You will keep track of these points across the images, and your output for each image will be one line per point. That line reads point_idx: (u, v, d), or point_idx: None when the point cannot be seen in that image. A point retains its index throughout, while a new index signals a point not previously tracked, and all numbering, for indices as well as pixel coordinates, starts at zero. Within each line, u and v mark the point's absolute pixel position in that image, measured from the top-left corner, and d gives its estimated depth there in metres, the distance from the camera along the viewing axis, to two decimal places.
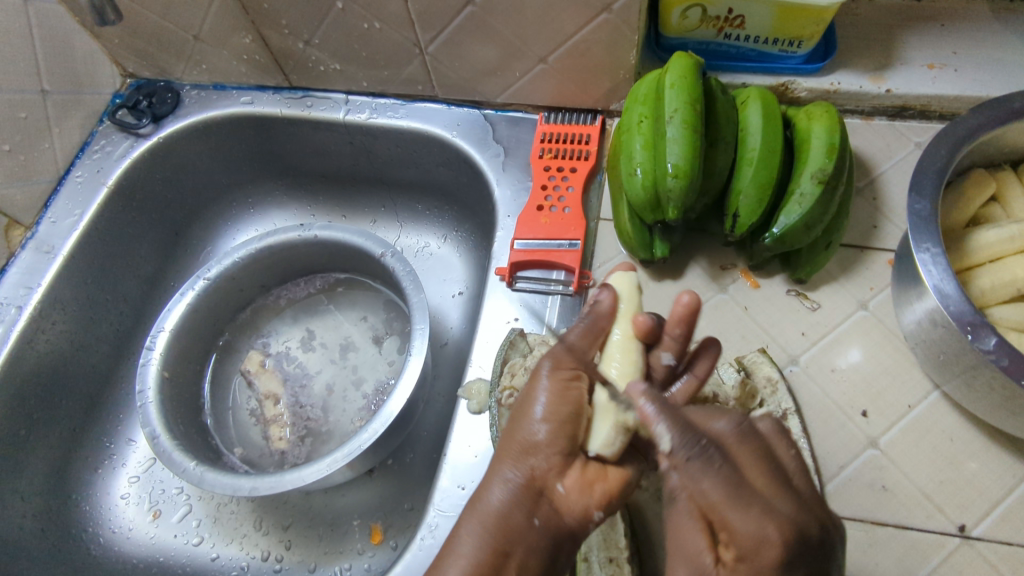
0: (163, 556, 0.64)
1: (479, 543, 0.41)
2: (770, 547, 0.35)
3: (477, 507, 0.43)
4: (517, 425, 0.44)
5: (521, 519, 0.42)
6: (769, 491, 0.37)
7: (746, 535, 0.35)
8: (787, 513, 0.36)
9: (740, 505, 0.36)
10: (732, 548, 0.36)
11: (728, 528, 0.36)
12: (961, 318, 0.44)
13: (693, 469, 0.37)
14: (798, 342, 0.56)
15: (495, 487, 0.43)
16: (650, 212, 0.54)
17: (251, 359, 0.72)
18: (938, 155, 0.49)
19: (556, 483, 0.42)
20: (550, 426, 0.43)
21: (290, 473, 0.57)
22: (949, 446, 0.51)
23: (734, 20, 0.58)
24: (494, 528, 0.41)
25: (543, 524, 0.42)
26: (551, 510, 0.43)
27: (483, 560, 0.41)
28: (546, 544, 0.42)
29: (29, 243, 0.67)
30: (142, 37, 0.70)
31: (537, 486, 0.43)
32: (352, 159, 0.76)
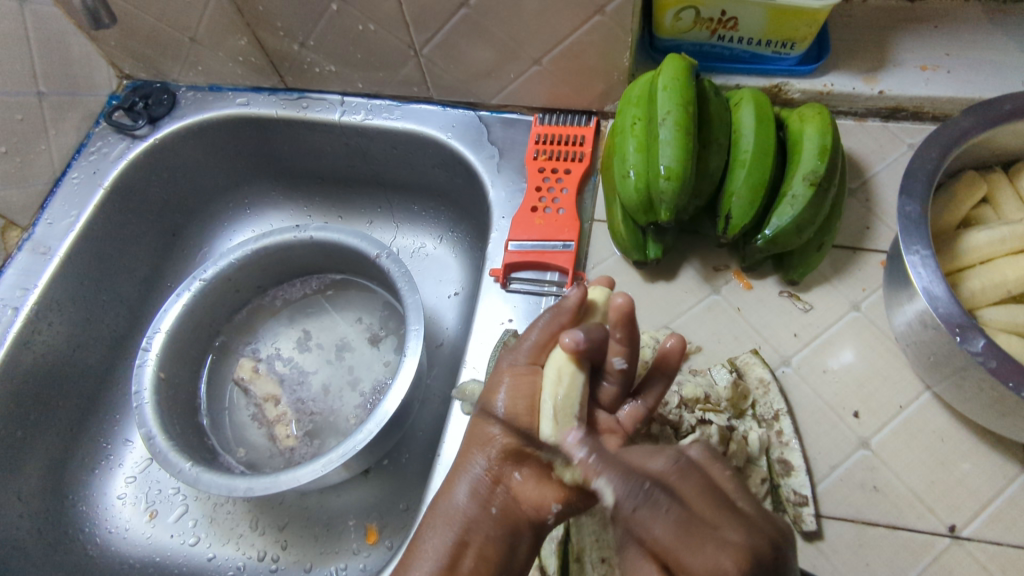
0: (159, 555, 0.65)
1: (438, 536, 0.42)
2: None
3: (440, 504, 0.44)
4: (478, 423, 0.46)
5: (478, 510, 0.43)
6: (715, 524, 0.32)
7: (699, 569, 0.31)
8: (747, 529, 0.32)
9: (694, 544, 0.31)
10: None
11: (682, 570, 0.32)
12: (950, 319, 0.44)
13: (641, 517, 0.33)
14: (790, 343, 0.57)
15: (458, 482, 0.44)
16: (643, 214, 0.54)
17: (243, 367, 0.72)
18: (929, 157, 0.49)
19: (513, 474, 0.43)
20: (506, 420, 0.44)
21: (285, 474, 0.57)
22: (940, 447, 0.51)
23: (727, 22, 0.58)
24: (451, 523, 0.42)
25: (500, 514, 0.42)
26: (511, 500, 0.43)
27: (444, 554, 0.41)
28: (501, 534, 0.42)
29: (26, 244, 0.68)
30: (139, 39, 0.70)
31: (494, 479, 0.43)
32: (347, 160, 0.77)
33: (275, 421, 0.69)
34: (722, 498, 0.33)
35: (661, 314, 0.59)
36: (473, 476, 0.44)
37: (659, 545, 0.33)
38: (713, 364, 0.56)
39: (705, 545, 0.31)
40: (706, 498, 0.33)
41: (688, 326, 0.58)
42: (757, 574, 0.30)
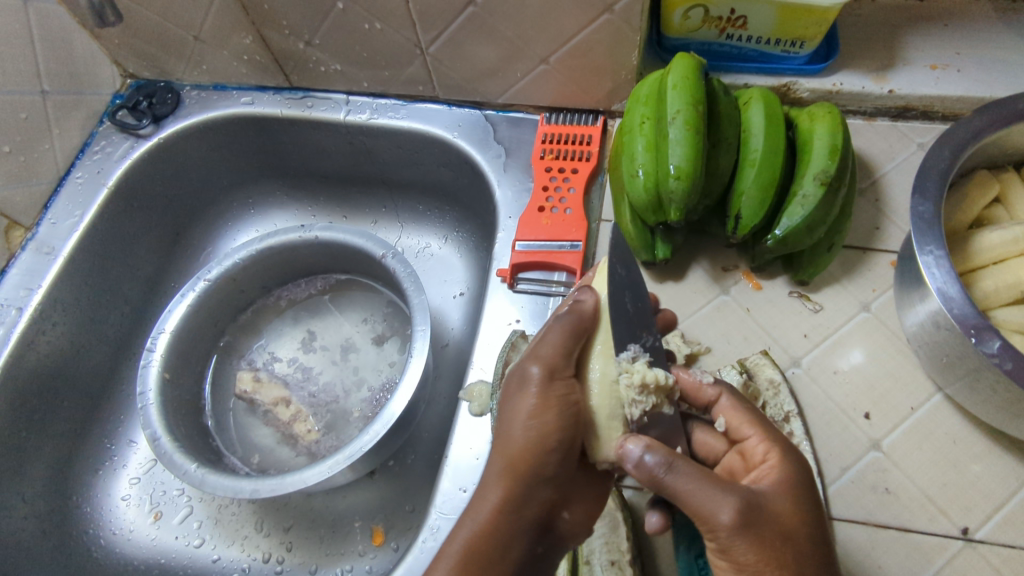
0: (165, 557, 0.64)
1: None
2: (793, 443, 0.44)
3: (474, 541, 0.40)
4: (518, 456, 0.41)
5: (526, 555, 0.42)
6: (764, 422, 0.45)
7: (775, 434, 0.44)
8: (782, 434, 0.44)
9: (762, 421, 0.45)
10: (765, 463, 0.42)
11: (754, 437, 0.44)
12: (965, 321, 0.43)
13: (734, 395, 0.47)
14: (801, 344, 0.56)
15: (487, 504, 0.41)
16: (652, 214, 0.54)
17: (243, 379, 0.70)
18: (941, 157, 0.49)
19: (561, 514, 0.43)
20: (558, 458, 0.41)
21: (292, 475, 0.57)
22: (952, 449, 0.51)
23: (736, 20, 0.58)
24: (492, 565, 0.40)
25: (543, 552, 0.43)
26: (555, 538, 0.43)
27: None
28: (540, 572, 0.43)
29: (30, 244, 0.67)
30: (143, 37, 0.69)
31: (535, 516, 0.42)
32: (352, 159, 0.76)
33: (290, 421, 0.69)
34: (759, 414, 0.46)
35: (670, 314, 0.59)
36: (514, 515, 0.41)
37: (743, 422, 0.45)
38: (722, 366, 0.56)
39: (776, 441, 0.43)
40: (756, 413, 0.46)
41: (696, 327, 0.58)
42: (795, 451, 0.43)
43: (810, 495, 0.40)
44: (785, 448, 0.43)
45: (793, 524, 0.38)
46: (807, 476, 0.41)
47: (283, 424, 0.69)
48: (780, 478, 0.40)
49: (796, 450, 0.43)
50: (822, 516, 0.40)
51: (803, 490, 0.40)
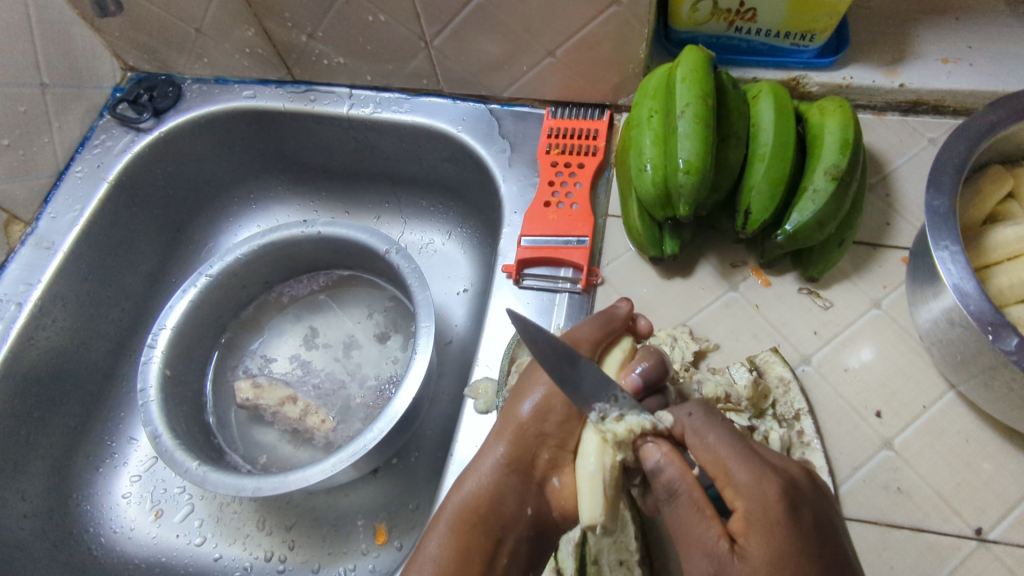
0: (166, 555, 0.64)
1: (468, 529, 0.45)
2: (771, 484, 0.36)
3: (469, 494, 0.46)
4: (521, 398, 0.48)
5: (517, 508, 0.46)
6: (742, 467, 0.37)
7: (746, 482, 0.37)
8: (766, 473, 0.37)
9: (742, 458, 0.38)
10: (737, 513, 0.37)
11: (728, 483, 0.37)
12: (981, 317, 0.42)
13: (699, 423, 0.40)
14: (810, 341, 0.55)
15: (486, 466, 0.47)
16: (660, 209, 0.53)
17: (243, 387, 0.68)
18: (956, 151, 0.48)
19: (553, 477, 0.48)
20: (556, 419, 0.47)
21: (294, 473, 0.56)
22: (965, 448, 0.50)
23: (745, 13, 0.57)
24: (482, 516, 0.45)
25: (533, 514, 0.47)
26: (543, 500, 0.48)
27: (479, 549, 0.45)
28: (531, 533, 0.47)
29: (29, 239, 0.67)
30: (144, 30, 0.69)
31: (522, 482, 0.47)
32: (355, 154, 0.75)
33: (300, 417, 0.67)
34: (738, 445, 0.38)
35: (678, 311, 0.58)
36: (509, 475, 0.47)
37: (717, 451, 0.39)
38: (731, 363, 0.55)
39: (755, 490, 0.36)
40: (735, 447, 0.38)
41: (704, 325, 0.57)
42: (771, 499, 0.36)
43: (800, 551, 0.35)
44: (763, 504, 0.36)
45: None
46: (792, 532, 0.35)
47: (293, 424, 0.67)
48: (758, 548, 0.35)
49: (775, 498, 0.36)
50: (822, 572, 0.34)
51: (788, 555, 0.34)
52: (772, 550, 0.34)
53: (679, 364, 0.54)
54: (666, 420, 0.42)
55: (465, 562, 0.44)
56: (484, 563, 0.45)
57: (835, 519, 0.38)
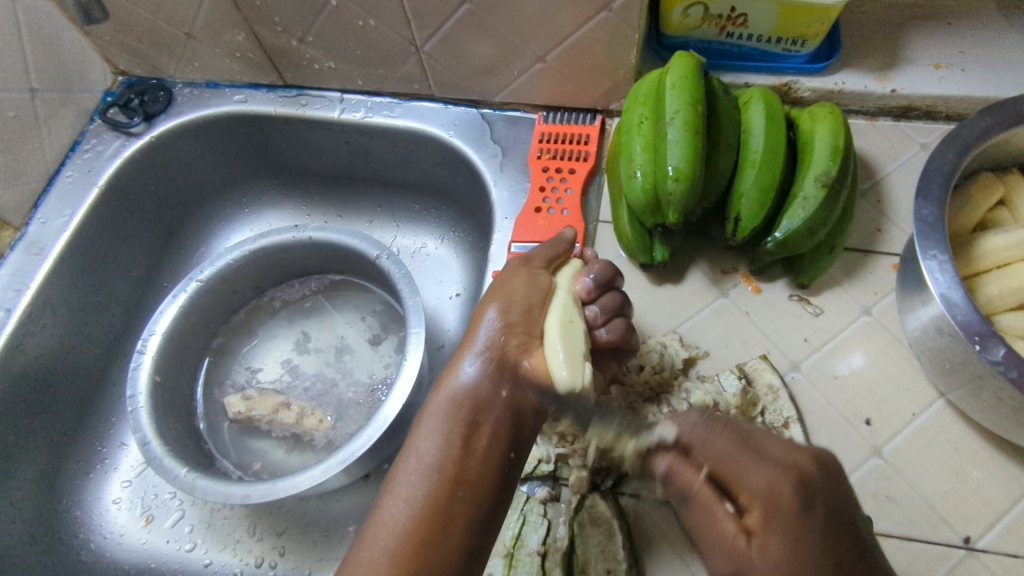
0: (156, 561, 0.64)
1: (450, 421, 0.48)
2: (781, 487, 0.39)
3: (450, 393, 0.50)
4: (490, 298, 0.53)
5: (490, 390, 0.50)
6: (743, 471, 0.41)
7: (758, 488, 0.40)
8: (778, 478, 0.40)
9: (754, 465, 0.41)
10: (753, 512, 0.40)
11: (741, 488, 0.41)
12: (969, 327, 0.42)
13: (698, 431, 0.44)
14: (800, 348, 0.55)
15: (464, 371, 0.51)
16: (650, 216, 0.53)
17: (233, 400, 0.67)
18: (945, 159, 0.48)
19: (523, 360, 0.50)
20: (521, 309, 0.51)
21: (283, 481, 0.56)
22: (954, 456, 0.50)
23: (736, 18, 0.57)
24: (462, 405, 0.49)
25: (508, 396, 0.50)
26: (518, 382, 0.50)
27: (457, 432, 0.48)
28: (508, 414, 0.49)
29: (19, 244, 0.66)
30: (134, 34, 0.68)
31: (495, 377, 0.50)
32: (348, 158, 0.75)
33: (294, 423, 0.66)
34: (741, 458, 0.42)
35: (669, 318, 0.58)
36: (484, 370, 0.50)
37: (723, 462, 0.42)
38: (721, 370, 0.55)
39: (765, 489, 0.40)
40: (745, 452, 0.42)
41: (694, 332, 0.57)
42: (781, 501, 0.39)
43: (817, 551, 0.37)
44: (771, 508, 0.39)
45: None
46: (803, 525, 0.38)
47: (290, 429, 0.66)
48: (776, 543, 0.38)
49: (789, 496, 0.39)
50: (836, 563, 0.37)
51: (803, 551, 0.37)
52: (786, 548, 0.38)
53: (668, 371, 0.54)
54: (671, 432, 0.46)
55: (451, 449, 0.47)
56: (463, 452, 0.47)
57: (850, 510, 0.40)
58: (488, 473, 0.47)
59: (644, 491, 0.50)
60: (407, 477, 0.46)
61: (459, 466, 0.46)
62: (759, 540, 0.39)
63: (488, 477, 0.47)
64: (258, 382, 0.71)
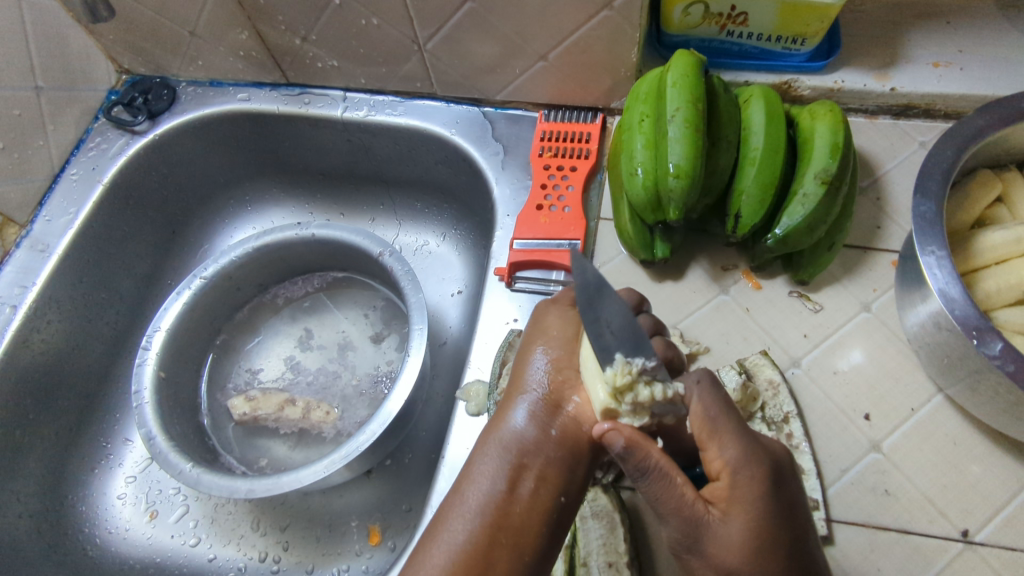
0: (160, 556, 0.64)
1: (497, 465, 0.43)
2: (756, 466, 0.40)
3: (496, 435, 0.45)
4: (531, 343, 0.48)
5: (539, 432, 0.44)
6: (713, 443, 0.40)
7: (735, 456, 0.40)
8: (744, 459, 0.40)
9: (735, 434, 0.40)
10: (722, 483, 0.40)
11: (715, 453, 0.40)
12: (966, 322, 0.43)
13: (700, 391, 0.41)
14: (800, 344, 0.56)
15: (515, 417, 0.45)
16: (651, 212, 0.53)
17: (237, 403, 0.67)
18: (943, 156, 0.48)
19: (571, 396, 0.45)
20: (557, 351, 0.47)
21: (287, 475, 0.57)
22: (952, 450, 0.50)
23: (736, 17, 0.57)
24: (510, 448, 0.44)
25: (558, 436, 0.44)
26: (566, 420, 0.44)
27: (503, 476, 0.43)
28: (562, 455, 0.44)
29: (24, 241, 0.67)
30: (138, 33, 0.69)
31: (544, 418, 0.45)
32: (350, 157, 0.76)
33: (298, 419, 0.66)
34: (713, 431, 0.40)
35: (669, 315, 0.58)
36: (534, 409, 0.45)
37: (705, 424, 0.40)
38: (721, 366, 0.55)
39: (742, 464, 0.39)
40: (728, 419, 0.40)
41: (695, 328, 0.57)
42: (755, 476, 0.39)
43: (769, 531, 0.39)
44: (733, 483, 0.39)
45: (737, 565, 0.39)
46: (770, 504, 0.39)
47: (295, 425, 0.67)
48: (737, 517, 0.39)
49: (759, 476, 0.39)
50: (788, 548, 0.39)
51: (761, 527, 0.39)
52: (749, 524, 0.39)
53: None
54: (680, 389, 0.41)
55: (501, 499, 0.42)
56: (511, 500, 0.42)
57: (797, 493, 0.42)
58: (535, 521, 0.42)
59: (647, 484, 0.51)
60: (450, 524, 0.42)
61: (502, 511, 0.42)
62: (722, 506, 0.40)
63: (533, 527, 0.42)
64: (260, 382, 0.71)
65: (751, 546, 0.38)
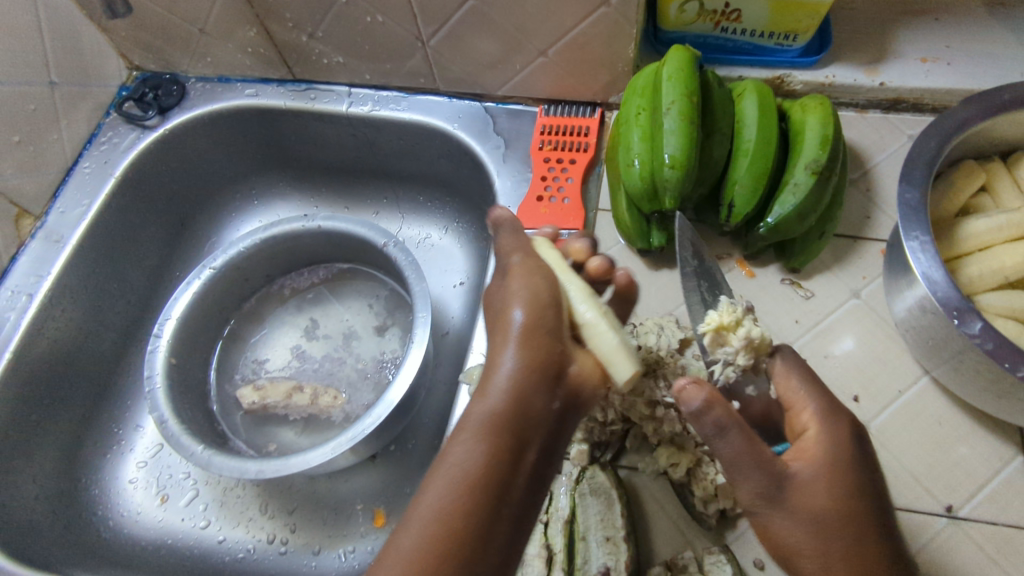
0: (171, 538, 0.66)
1: (491, 438, 0.39)
2: (840, 428, 0.43)
3: (487, 407, 0.39)
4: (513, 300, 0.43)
5: (541, 404, 0.40)
6: (825, 409, 0.44)
7: (827, 421, 0.43)
8: (842, 422, 0.43)
9: (833, 401, 0.44)
10: (805, 442, 0.43)
11: (809, 417, 0.44)
12: (948, 303, 0.45)
13: (787, 364, 0.46)
14: (791, 329, 0.58)
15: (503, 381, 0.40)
16: (648, 202, 0.55)
17: (246, 392, 0.69)
18: (928, 146, 0.50)
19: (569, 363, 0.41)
20: (549, 312, 0.42)
21: (296, 457, 0.59)
22: (938, 430, 0.52)
23: (730, 14, 0.59)
24: (507, 420, 0.39)
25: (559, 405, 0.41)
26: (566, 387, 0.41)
27: (498, 449, 0.39)
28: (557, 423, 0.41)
29: (39, 232, 0.69)
30: (149, 30, 0.71)
31: (547, 374, 0.40)
32: (355, 151, 0.77)
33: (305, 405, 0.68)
34: (830, 403, 0.44)
35: (665, 302, 0.60)
36: (531, 366, 0.40)
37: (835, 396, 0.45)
38: None
39: (827, 420, 0.43)
40: (816, 389, 0.45)
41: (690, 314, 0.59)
42: (843, 438, 0.42)
43: (852, 482, 0.40)
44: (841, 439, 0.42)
45: (829, 514, 0.39)
46: (855, 461, 0.41)
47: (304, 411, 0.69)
48: (828, 469, 0.41)
49: (844, 435, 0.42)
50: (867, 503, 0.41)
51: (849, 480, 0.41)
52: (852, 480, 0.41)
53: (665, 350, 0.54)
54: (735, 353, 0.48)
55: (498, 473, 0.38)
56: (507, 473, 0.38)
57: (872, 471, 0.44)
58: (530, 493, 0.40)
59: (642, 463, 0.53)
60: (438, 488, 0.38)
61: (501, 487, 0.38)
62: (806, 459, 0.41)
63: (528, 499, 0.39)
64: (267, 371, 0.73)
65: (844, 495, 0.40)
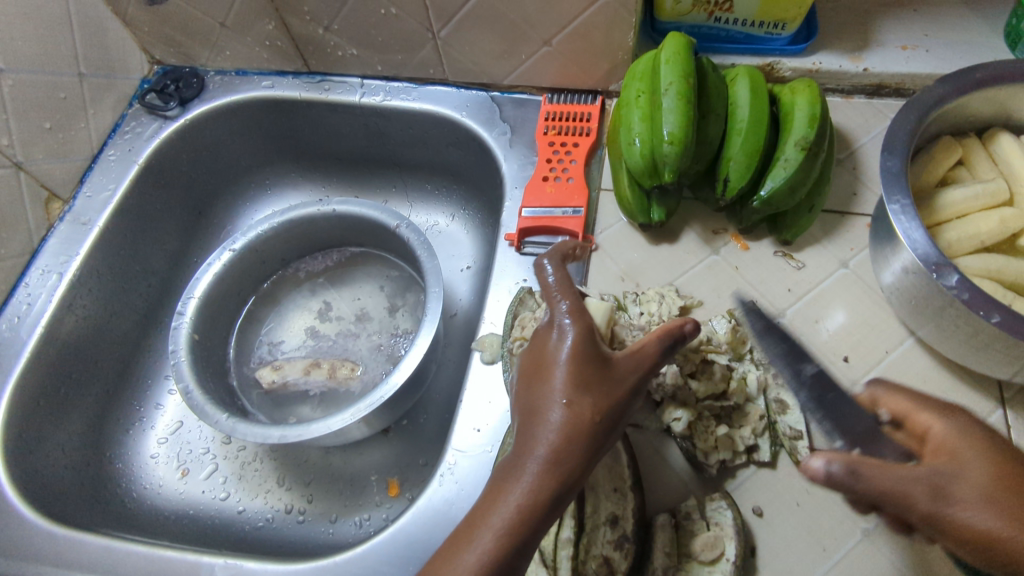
0: (192, 509, 0.68)
1: (565, 432, 0.40)
2: (960, 424, 0.39)
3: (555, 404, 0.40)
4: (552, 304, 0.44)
5: (604, 390, 0.41)
6: (950, 411, 0.40)
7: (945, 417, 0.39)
8: (974, 422, 0.39)
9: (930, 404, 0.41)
10: (934, 446, 0.38)
11: (926, 422, 0.40)
12: (927, 259, 0.48)
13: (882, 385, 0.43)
14: (784, 297, 0.61)
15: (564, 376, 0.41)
16: (648, 177, 0.59)
17: (264, 372, 0.72)
18: (908, 121, 0.54)
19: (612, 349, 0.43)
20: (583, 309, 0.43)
21: (317, 422, 0.62)
22: (922, 387, 0.56)
23: (723, 4, 0.63)
24: (578, 415, 0.40)
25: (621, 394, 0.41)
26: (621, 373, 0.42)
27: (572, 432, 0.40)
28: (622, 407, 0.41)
29: (67, 216, 0.72)
30: (172, 25, 0.74)
31: (598, 356, 0.42)
32: (366, 140, 0.81)
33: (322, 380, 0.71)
34: (949, 406, 0.40)
35: (665, 274, 0.64)
36: (586, 365, 0.41)
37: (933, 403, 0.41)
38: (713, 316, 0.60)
39: (950, 416, 0.39)
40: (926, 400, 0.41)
41: (689, 285, 0.63)
42: (972, 430, 0.38)
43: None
44: (987, 437, 0.37)
45: (993, 496, 0.35)
46: (990, 446, 0.37)
47: (321, 386, 0.72)
48: (967, 458, 0.36)
49: (968, 426, 0.38)
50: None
51: (997, 463, 0.36)
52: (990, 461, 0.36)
53: (666, 316, 0.58)
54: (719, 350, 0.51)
55: (575, 458, 0.39)
56: (583, 458, 0.40)
57: None
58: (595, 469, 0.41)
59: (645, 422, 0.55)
60: (511, 486, 0.39)
61: (578, 471, 0.39)
62: (943, 458, 0.37)
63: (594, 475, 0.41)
64: (282, 352, 0.76)
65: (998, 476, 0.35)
